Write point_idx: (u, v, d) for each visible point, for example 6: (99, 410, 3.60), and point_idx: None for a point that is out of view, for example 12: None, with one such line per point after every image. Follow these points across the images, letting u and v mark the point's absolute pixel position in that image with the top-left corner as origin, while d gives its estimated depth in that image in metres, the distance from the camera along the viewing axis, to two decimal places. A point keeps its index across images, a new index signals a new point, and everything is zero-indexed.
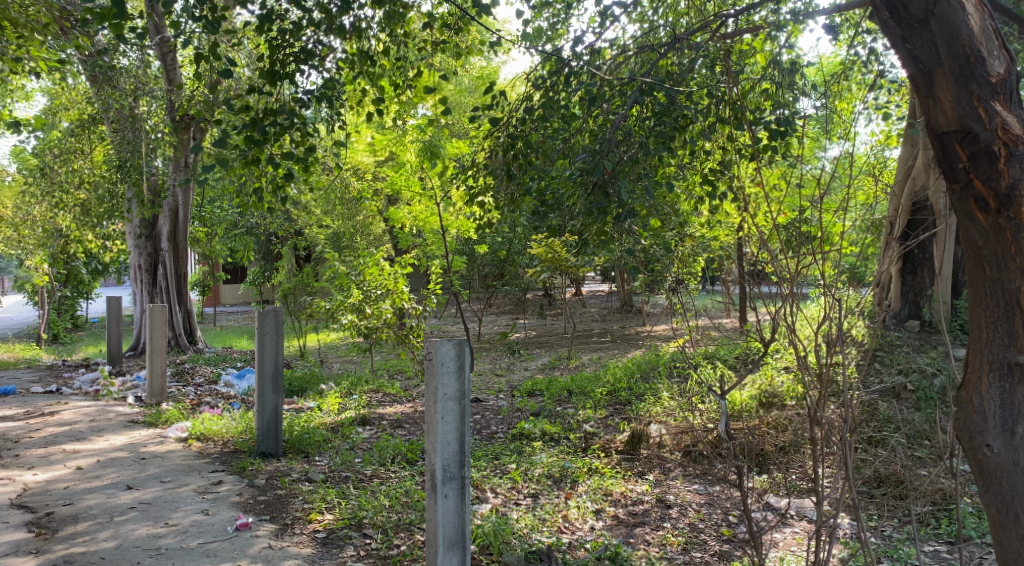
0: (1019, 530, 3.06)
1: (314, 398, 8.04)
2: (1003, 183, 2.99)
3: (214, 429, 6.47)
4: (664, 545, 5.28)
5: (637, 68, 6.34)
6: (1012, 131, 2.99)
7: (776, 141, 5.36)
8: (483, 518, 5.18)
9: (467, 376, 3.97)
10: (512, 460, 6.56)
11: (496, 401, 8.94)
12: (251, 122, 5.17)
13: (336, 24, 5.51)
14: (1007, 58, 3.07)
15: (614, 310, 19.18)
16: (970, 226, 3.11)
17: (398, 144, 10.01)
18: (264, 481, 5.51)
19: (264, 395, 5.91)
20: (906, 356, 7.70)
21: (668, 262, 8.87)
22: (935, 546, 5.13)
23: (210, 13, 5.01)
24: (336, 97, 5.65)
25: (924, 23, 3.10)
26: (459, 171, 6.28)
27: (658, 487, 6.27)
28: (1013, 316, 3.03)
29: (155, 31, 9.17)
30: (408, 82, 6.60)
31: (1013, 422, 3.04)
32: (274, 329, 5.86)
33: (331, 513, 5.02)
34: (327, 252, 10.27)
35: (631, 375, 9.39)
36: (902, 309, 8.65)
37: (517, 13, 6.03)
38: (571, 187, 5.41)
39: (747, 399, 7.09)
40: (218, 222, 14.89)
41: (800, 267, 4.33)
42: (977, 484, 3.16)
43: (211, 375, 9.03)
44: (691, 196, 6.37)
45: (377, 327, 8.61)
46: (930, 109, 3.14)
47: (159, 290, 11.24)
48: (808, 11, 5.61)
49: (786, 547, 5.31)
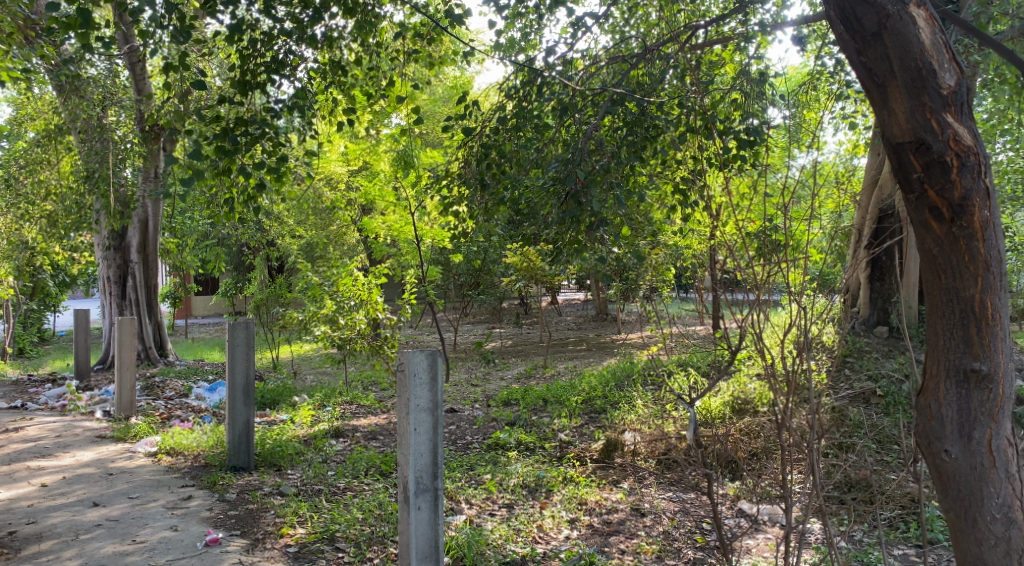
0: (977, 534, 3.11)
1: (287, 411, 7.97)
2: (956, 194, 3.03)
3: (184, 443, 6.40)
4: (638, 553, 5.30)
5: (609, 79, 6.39)
6: (963, 142, 3.02)
7: (744, 151, 5.37)
8: (457, 530, 5.16)
9: (440, 387, 3.96)
10: (487, 470, 6.54)
11: (472, 411, 8.91)
12: (222, 132, 5.13)
13: (308, 34, 5.50)
14: (958, 70, 3.09)
15: (590, 319, 19.27)
16: (925, 235, 3.14)
17: (371, 153, 9.98)
18: (235, 495, 5.46)
19: (235, 408, 5.85)
20: (874, 362, 7.83)
21: (640, 269, 8.91)
22: (904, 550, 5.20)
23: (180, 22, 4.93)
24: (308, 108, 5.62)
25: (878, 37, 3.10)
26: (432, 180, 6.26)
27: (632, 495, 6.30)
28: (968, 324, 3.08)
29: (123, 41, 9.11)
30: (381, 92, 6.60)
31: (970, 427, 3.09)
32: (245, 341, 5.81)
33: (303, 527, 4.97)
34: (300, 263, 10.23)
35: (606, 384, 9.41)
36: (870, 315, 8.71)
37: (491, 23, 6.05)
38: (544, 196, 5.46)
39: (719, 406, 7.14)
40: (189, 232, 14.74)
41: (772, 276, 4.37)
42: (936, 488, 3.21)
43: (182, 388, 8.94)
44: (663, 205, 6.41)
45: (350, 338, 8.51)
46: (884, 120, 3.15)
47: (129, 301, 11.11)
48: (776, 23, 5.69)
49: (759, 553, 5.34)
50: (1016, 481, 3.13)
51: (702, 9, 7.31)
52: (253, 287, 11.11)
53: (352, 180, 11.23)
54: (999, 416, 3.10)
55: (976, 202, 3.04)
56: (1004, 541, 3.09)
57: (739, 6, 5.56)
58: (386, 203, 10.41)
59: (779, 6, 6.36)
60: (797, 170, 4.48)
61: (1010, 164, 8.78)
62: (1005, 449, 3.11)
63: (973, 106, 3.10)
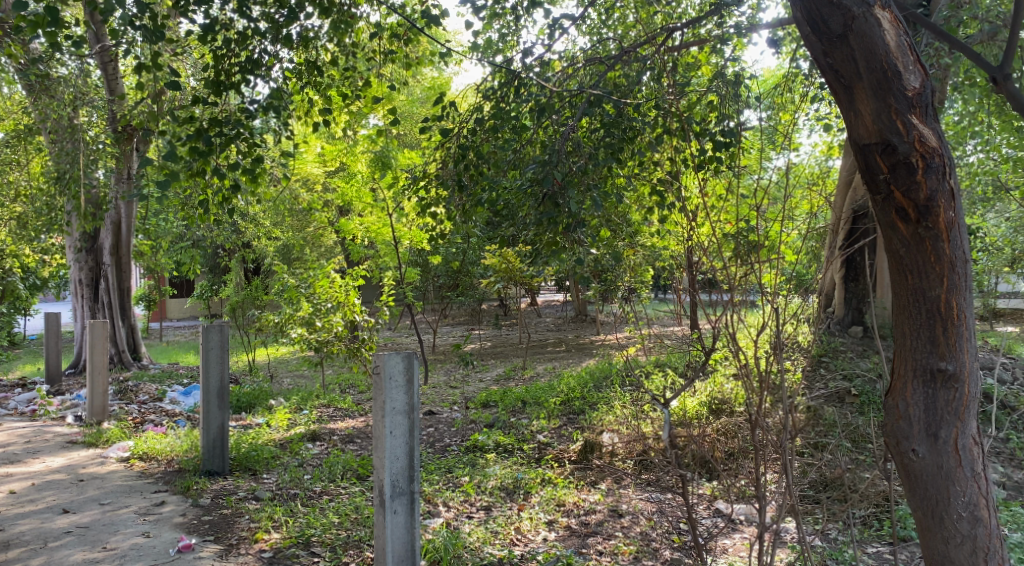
0: (944, 532, 3.14)
1: (263, 414, 7.90)
2: (921, 195, 3.04)
3: (157, 448, 6.34)
4: (616, 554, 5.31)
5: (586, 80, 6.39)
6: (928, 144, 3.04)
7: (721, 152, 5.39)
8: (434, 533, 5.14)
9: (417, 390, 3.94)
10: (465, 472, 6.51)
11: (450, 413, 8.87)
12: (195, 133, 5.07)
13: (283, 34, 5.45)
14: (923, 72, 3.10)
15: (570, 320, 19.36)
16: (892, 236, 3.15)
17: (349, 154, 9.92)
18: (209, 500, 5.41)
19: (209, 412, 5.78)
20: (849, 362, 7.89)
21: (619, 270, 8.94)
22: (878, 548, 5.24)
23: (152, 21, 4.86)
24: (284, 108, 5.56)
25: (843, 39, 3.10)
26: (410, 182, 6.23)
27: (610, 496, 6.30)
28: (935, 324, 3.10)
29: (95, 40, 9.02)
30: (357, 92, 6.54)
31: (936, 426, 3.12)
32: (219, 344, 5.73)
33: (278, 531, 4.93)
34: (276, 266, 10.15)
35: (585, 385, 9.41)
36: (845, 315, 8.78)
37: (468, 23, 6.04)
38: (522, 197, 5.46)
39: (696, 406, 7.17)
40: (164, 234, 14.60)
41: (749, 276, 4.38)
42: (904, 486, 3.24)
43: (155, 392, 8.86)
44: (640, 207, 6.42)
45: (328, 340, 8.41)
46: (851, 121, 3.16)
47: (101, 304, 10.98)
48: (751, 26, 5.72)
49: (735, 553, 5.37)
50: (982, 479, 3.16)
51: (678, 11, 7.34)
52: (228, 289, 11.01)
53: (329, 181, 11.15)
54: (965, 416, 3.12)
55: (942, 202, 3.06)
56: (971, 539, 3.13)
57: (716, 8, 5.58)
58: (363, 204, 10.33)
59: (755, 9, 6.40)
60: (774, 172, 4.50)
61: (981, 165, 8.89)
62: (971, 448, 3.13)
63: (938, 108, 3.11)
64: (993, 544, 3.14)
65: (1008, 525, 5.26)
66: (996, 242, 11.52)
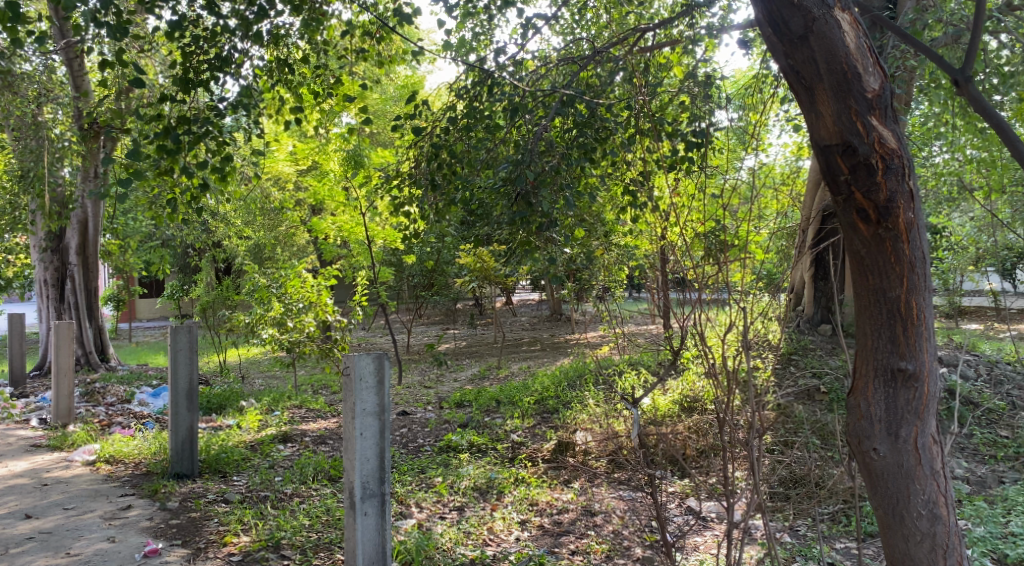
0: (905, 530, 3.17)
1: (233, 416, 7.82)
2: (881, 196, 3.06)
3: (124, 451, 6.25)
4: (588, 553, 5.31)
5: (559, 79, 6.39)
6: (887, 145, 3.06)
7: (693, 153, 5.40)
8: (405, 534, 5.11)
9: (387, 391, 3.91)
10: (439, 472, 6.49)
11: (424, 413, 8.84)
12: (163, 131, 4.98)
13: (253, 31, 5.38)
14: (882, 75, 3.13)
15: (545, 319, 19.39)
16: (853, 237, 3.18)
17: (322, 153, 9.84)
18: (177, 503, 5.33)
19: (178, 414, 5.68)
20: (818, 360, 7.97)
21: (592, 270, 8.95)
22: (846, 544, 5.30)
23: (117, 18, 4.76)
24: (253, 106, 5.49)
25: (804, 40, 3.12)
26: (383, 181, 6.20)
27: (583, 495, 6.30)
28: (895, 324, 3.13)
29: (59, 36, 8.86)
30: (328, 90, 6.47)
31: (897, 425, 3.15)
32: (188, 345, 5.63)
33: (247, 534, 4.87)
34: (247, 265, 10.06)
35: (559, 384, 9.41)
36: (815, 313, 8.87)
37: (441, 22, 6.01)
38: (495, 196, 5.44)
39: (669, 404, 7.20)
40: (133, 233, 14.42)
41: (719, 275, 4.38)
42: (866, 485, 3.27)
43: (124, 393, 8.74)
44: (612, 206, 6.42)
45: (299, 341, 8.33)
46: (812, 123, 3.17)
47: (67, 305, 10.84)
48: (722, 27, 5.75)
49: (706, 550, 5.40)
50: (941, 477, 3.20)
51: (650, 11, 7.36)
52: (199, 290, 10.88)
53: (301, 180, 11.06)
54: (924, 415, 3.16)
55: (901, 203, 3.09)
56: (930, 537, 3.16)
57: (687, 9, 5.60)
58: (336, 203, 10.27)
59: (725, 10, 6.44)
60: (745, 172, 4.52)
61: (946, 165, 9.02)
62: (930, 447, 3.17)
63: (896, 110, 3.14)
64: (952, 542, 3.18)
65: (971, 520, 5.34)
66: (960, 241, 11.72)
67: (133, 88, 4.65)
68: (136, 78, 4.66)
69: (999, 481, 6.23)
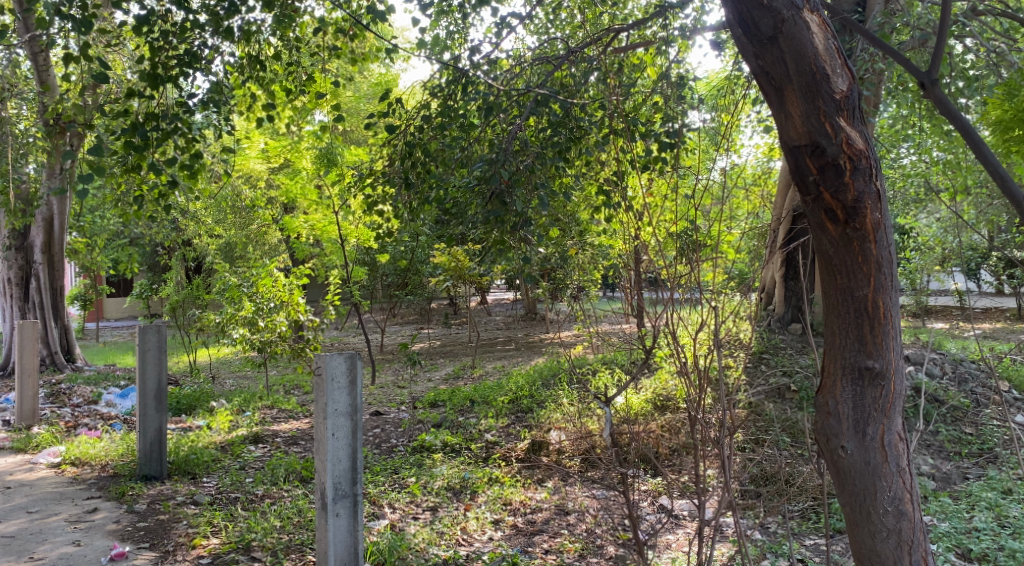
0: (872, 527, 3.20)
1: (204, 417, 7.72)
2: (849, 196, 3.09)
3: (90, 453, 6.15)
4: (561, 552, 5.31)
5: (533, 78, 6.38)
6: (855, 146, 3.09)
7: (666, 153, 5.41)
8: (378, 535, 5.08)
9: (360, 392, 3.88)
10: (412, 473, 6.47)
11: (397, 413, 8.79)
12: (130, 127, 4.89)
13: (224, 26, 5.31)
14: (850, 76, 3.16)
15: (519, 319, 19.37)
16: (822, 236, 3.20)
17: (294, 151, 9.75)
18: (144, 506, 5.25)
19: (146, 415, 5.59)
20: (789, 359, 8.05)
21: (567, 270, 8.95)
22: (816, 540, 5.37)
23: (84, 11, 4.67)
24: (223, 103, 5.42)
25: (773, 41, 3.14)
26: (356, 179, 6.15)
27: (557, 494, 6.29)
28: (862, 323, 3.16)
29: (24, 30, 8.69)
30: (301, 88, 6.40)
31: (864, 423, 3.18)
32: (157, 345, 5.55)
33: (217, 537, 4.81)
34: (218, 264, 9.95)
35: (533, 384, 9.39)
36: (785, 313, 8.94)
37: (415, 20, 5.98)
38: (469, 195, 5.41)
39: (642, 403, 7.23)
40: (100, 232, 14.19)
41: (692, 275, 4.37)
42: (834, 483, 3.29)
43: (91, 394, 8.60)
44: (587, 204, 6.40)
45: (271, 341, 8.26)
46: (781, 123, 3.19)
47: (31, 304, 10.55)
48: (695, 28, 5.77)
49: (678, 548, 5.43)
50: (907, 474, 3.23)
51: (623, 12, 7.37)
52: (169, 288, 10.74)
53: (273, 179, 10.95)
54: (891, 412, 3.19)
55: (868, 204, 3.11)
56: (895, 533, 3.19)
57: (661, 10, 5.61)
58: (309, 202, 10.20)
59: (698, 11, 6.46)
60: (718, 172, 4.53)
61: (914, 167, 9.14)
62: (896, 444, 3.21)
63: (864, 112, 3.17)
64: (917, 537, 3.21)
65: (936, 516, 5.43)
66: (928, 242, 11.88)
67: (98, 83, 4.56)
68: (100, 73, 4.57)
69: (964, 477, 6.34)
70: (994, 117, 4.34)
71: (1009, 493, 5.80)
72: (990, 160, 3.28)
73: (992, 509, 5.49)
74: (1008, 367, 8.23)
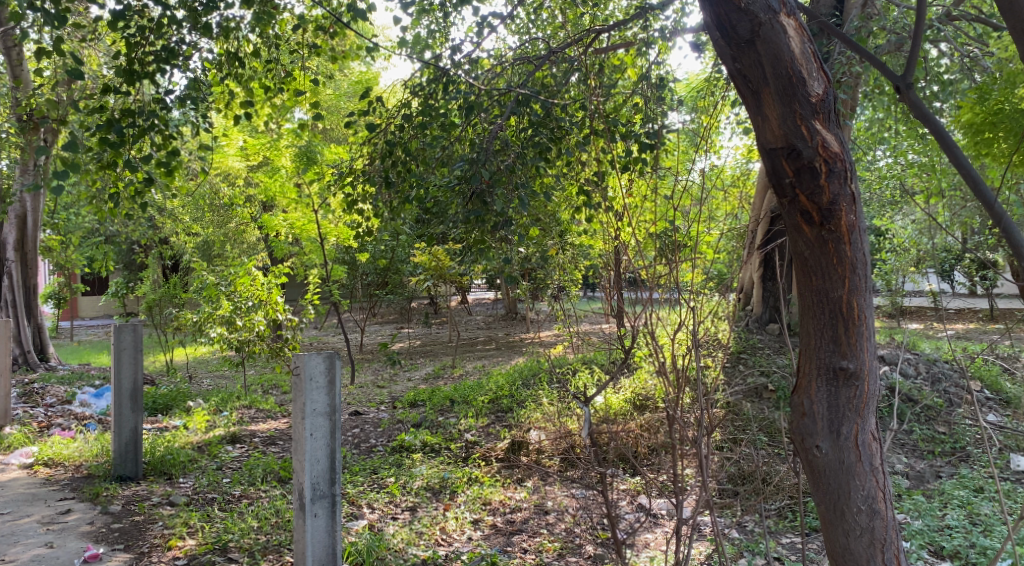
0: (845, 526, 3.23)
1: (180, 416, 7.65)
2: (824, 198, 3.11)
3: (63, 453, 6.09)
4: (540, 552, 5.31)
5: (513, 78, 6.38)
6: (830, 149, 3.11)
7: (646, 153, 5.42)
8: (357, 535, 5.06)
9: (338, 391, 3.85)
10: (391, 473, 6.44)
11: (377, 413, 8.75)
12: (105, 124, 4.81)
13: (202, 22, 5.26)
14: (825, 80, 3.18)
15: (500, 319, 19.36)
16: (797, 238, 3.22)
17: (272, 148, 9.68)
18: (119, 506, 5.19)
19: (122, 415, 5.52)
20: (767, 358, 8.10)
21: (547, 270, 8.96)
22: (792, 539, 5.42)
23: (58, 5, 4.60)
24: (201, 100, 5.38)
25: (750, 44, 3.15)
26: (336, 177, 6.12)
27: (536, 494, 6.28)
28: (837, 324, 3.19)
29: None
30: (280, 85, 6.37)
31: (838, 423, 3.21)
32: (133, 344, 5.48)
33: (193, 538, 4.77)
34: (195, 263, 9.86)
35: (513, 383, 9.39)
36: (763, 313, 8.99)
37: (396, 19, 5.96)
38: (450, 194, 5.38)
39: (621, 402, 7.26)
40: (75, 230, 14.03)
41: (671, 276, 4.38)
42: (809, 482, 3.31)
43: (64, 394, 8.50)
44: (567, 204, 6.40)
45: (249, 340, 8.20)
46: (758, 126, 3.20)
47: (4, 303, 10.37)
48: (675, 29, 5.80)
49: (657, 547, 5.45)
50: (880, 473, 3.26)
51: (604, 13, 7.41)
52: (144, 287, 10.65)
53: (252, 177, 10.88)
54: (865, 412, 3.22)
55: (843, 206, 3.14)
56: (868, 532, 3.21)
57: (641, 12, 5.63)
58: (288, 200, 10.13)
59: (679, 13, 6.50)
60: (697, 173, 4.54)
61: (890, 169, 9.24)
62: (870, 443, 3.24)
63: (839, 115, 3.20)
64: (890, 536, 3.23)
65: (910, 514, 5.48)
66: (903, 243, 11.98)
67: (73, 79, 4.49)
68: (75, 69, 4.50)
69: (937, 475, 6.39)
70: (965, 120, 4.42)
71: (980, 492, 5.88)
72: (962, 162, 3.33)
73: (964, 507, 5.56)
74: (980, 366, 8.34)
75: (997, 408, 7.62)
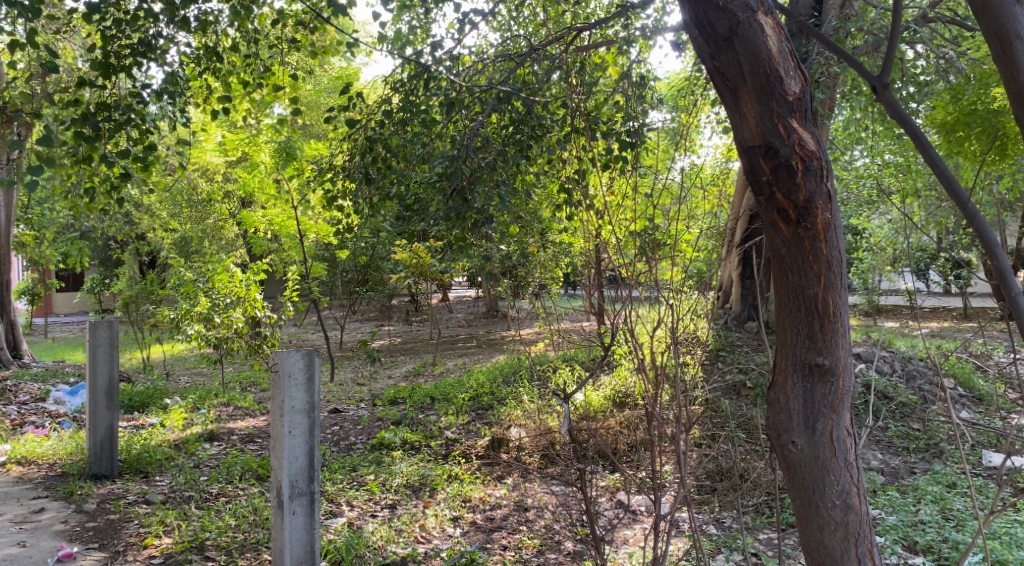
0: (819, 520, 3.25)
1: (157, 414, 7.57)
2: (800, 196, 3.14)
3: (37, 451, 6.02)
4: (519, 549, 5.31)
5: (494, 76, 6.38)
6: (807, 148, 3.13)
7: (625, 152, 5.42)
8: (336, 533, 5.04)
9: (317, 388, 3.83)
10: (371, 471, 6.42)
11: (357, 411, 8.72)
12: (80, 117, 4.74)
13: (179, 16, 5.20)
14: (802, 79, 3.20)
15: (481, 317, 19.33)
16: (774, 236, 3.23)
17: (251, 143, 9.60)
18: (94, 505, 5.13)
19: (96, 413, 5.45)
20: (745, 356, 8.15)
21: (528, 267, 8.96)
22: (769, 535, 5.48)
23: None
24: (179, 94, 5.32)
25: (729, 42, 3.16)
26: (316, 173, 6.08)
27: (516, 491, 6.28)
28: (813, 320, 3.21)
29: None
30: (259, 80, 6.31)
31: (813, 419, 3.23)
32: (108, 341, 5.40)
33: (169, 536, 4.72)
34: (172, 259, 9.76)
35: (494, 380, 9.39)
36: (742, 311, 9.07)
37: (377, 14, 5.94)
38: (430, 191, 5.34)
39: (601, 400, 7.28)
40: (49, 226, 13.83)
41: (650, 274, 4.38)
42: (784, 477, 3.33)
43: (38, 391, 8.39)
44: (546, 200, 6.40)
45: (227, 337, 8.13)
46: (736, 124, 3.22)
47: None
48: (656, 28, 5.81)
49: (636, 543, 5.47)
50: (854, 468, 3.29)
51: (586, 11, 7.41)
52: (120, 283, 10.53)
53: (230, 173, 10.80)
54: (840, 408, 3.25)
55: (819, 204, 3.16)
56: (843, 526, 3.24)
57: (622, 9, 5.64)
58: (266, 196, 10.05)
59: (660, 12, 6.52)
60: (677, 171, 4.54)
61: (867, 168, 9.31)
62: (844, 439, 3.26)
63: (816, 114, 3.22)
64: (863, 530, 3.26)
65: (884, 509, 5.53)
66: (880, 242, 12.09)
67: (47, 71, 4.42)
68: (49, 62, 4.43)
69: (911, 472, 6.46)
70: (939, 120, 4.50)
71: (952, 487, 5.97)
72: (936, 162, 3.36)
73: (937, 502, 5.62)
74: (954, 364, 8.43)
75: (969, 405, 7.72)
